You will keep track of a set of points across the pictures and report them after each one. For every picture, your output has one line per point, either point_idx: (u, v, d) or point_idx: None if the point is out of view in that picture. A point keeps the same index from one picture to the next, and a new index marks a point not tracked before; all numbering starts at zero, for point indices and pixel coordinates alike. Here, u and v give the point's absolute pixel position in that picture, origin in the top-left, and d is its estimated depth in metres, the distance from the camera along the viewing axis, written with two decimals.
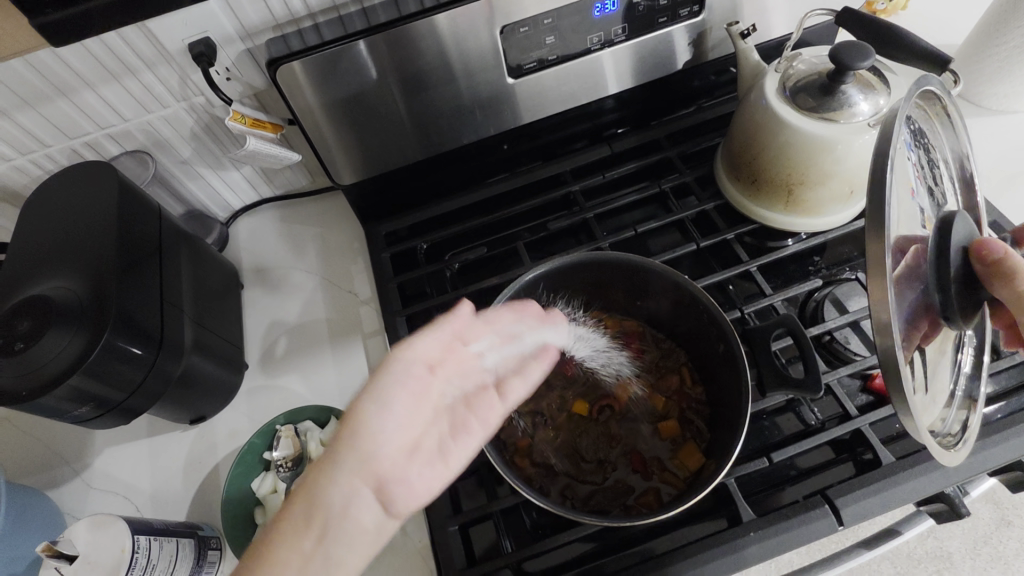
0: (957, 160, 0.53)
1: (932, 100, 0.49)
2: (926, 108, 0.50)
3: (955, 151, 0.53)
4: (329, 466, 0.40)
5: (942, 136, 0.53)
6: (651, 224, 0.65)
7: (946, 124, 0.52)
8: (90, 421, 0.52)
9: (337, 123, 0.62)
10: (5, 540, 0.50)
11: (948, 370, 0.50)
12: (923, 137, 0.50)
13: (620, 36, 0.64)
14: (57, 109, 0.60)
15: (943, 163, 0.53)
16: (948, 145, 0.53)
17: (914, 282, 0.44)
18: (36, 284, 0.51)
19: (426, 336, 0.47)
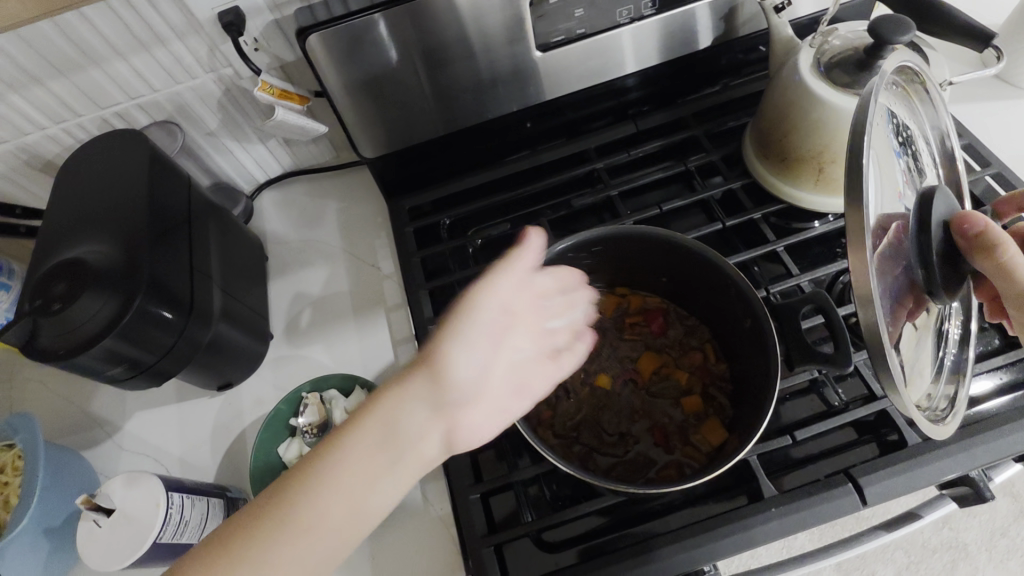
0: (937, 135, 0.52)
1: (900, 81, 0.49)
2: (898, 90, 0.49)
3: (933, 127, 0.52)
4: (401, 397, 0.41)
5: (917, 114, 0.51)
6: (676, 203, 0.64)
7: (918, 102, 0.51)
8: (123, 382, 0.53)
9: (362, 96, 0.61)
10: (54, 493, 0.52)
11: (933, 347, 0.49)
12: (901, 120, 0.49)
13: (649, 10, 0.63)
14: (89, 78, 0.60)
15: (926, 141, 0.51)
16: (926, 123, 0.52)
17: (898, 259, 0.43)
18: (72, 248, 0.52)
19: (507, 279, 0.45)
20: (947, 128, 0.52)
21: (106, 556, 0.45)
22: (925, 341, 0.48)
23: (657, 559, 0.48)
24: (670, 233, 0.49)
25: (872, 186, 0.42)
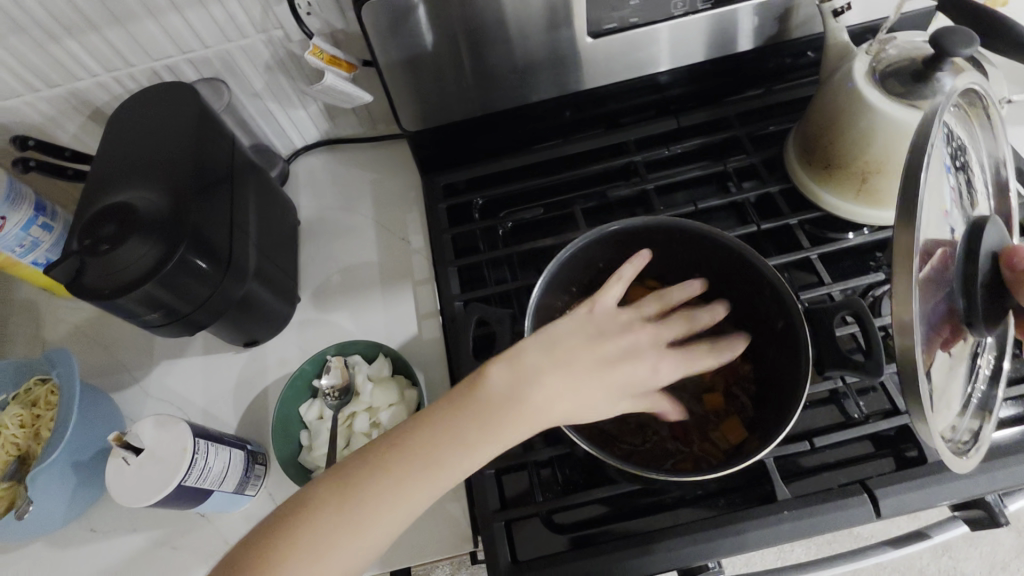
0: (993, 165, 0.52)
1: (964, 103, 0.48)
2: (961, 113, 0.49)
3: (991, 158, 0.52)
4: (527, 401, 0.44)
5: (977, 142, 0.51)
6: (712, 202, 0.64)
7: (980, 129, 0.51)
8: (157, 328, 0.54)
9: (411, 68, 0.62)
10: (88, 428, 0.55)
11: (965, 381, 0.48)
12: (960, 144, 0.49)
13: (704, 4, 0.63)
14: (144, 29, 0.61)
15: (979, 168, 0.51)
16: (985, 153, 0.51)
17: (941, 287, 0.43)
18: (120, 193, 0.53)
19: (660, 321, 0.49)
20: (1003, 161, 0.52)
21: (132, 493, 0.47)
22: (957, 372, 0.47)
23: (665, 548, 0.49)
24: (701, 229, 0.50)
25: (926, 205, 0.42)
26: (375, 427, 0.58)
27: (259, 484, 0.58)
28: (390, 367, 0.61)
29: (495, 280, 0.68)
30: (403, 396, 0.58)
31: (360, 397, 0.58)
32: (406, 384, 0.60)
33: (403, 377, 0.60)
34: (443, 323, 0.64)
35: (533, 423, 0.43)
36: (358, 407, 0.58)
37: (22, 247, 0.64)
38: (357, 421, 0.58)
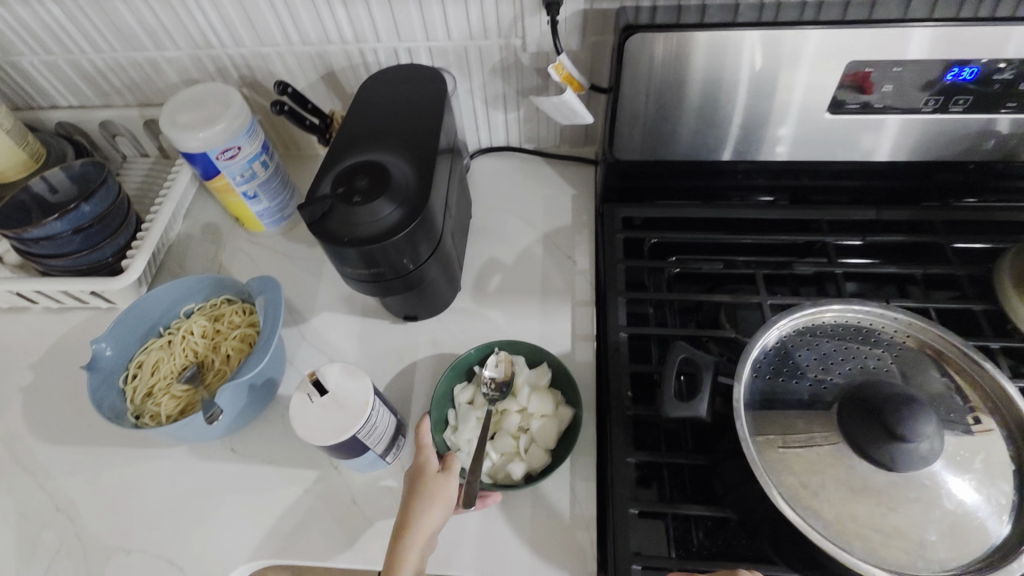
0: (908, 338, 0.48)
1: (792, 342, 0.48)
2: (812, 345, 0.48)
3: (905, 349, 0.48)
4: (431, 504, 0.50)
5: (873, 345, 0.48)
6: (908, 303, 0.61)
7: (864, 326, 0.49)
8: (358, 282, 0.57)
9: (647, 104, 0.64)
10: (273, 359, 0.60)
11: (990, 497, 0.40)
12: (830, 367, 0.46)
13: (955, 107, 0.61)
14: (407, 13, 0.66)
15: (846, 382, 0.45)
16: (886, 337, 0.49)
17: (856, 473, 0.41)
18: (368, 153, 0.56)
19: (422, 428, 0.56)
20: (924, 320, 0.48)
21: (313, 428, 0.50)
22: (977, 498, 0.40)
23: None
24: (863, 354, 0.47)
25: (787, 365, 0.47)
26: (523, 433, 0.60)
27: (398, 454, 0.60)
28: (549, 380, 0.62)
29: (657, 321, 0.66)
30: (556, 412, 0.60)
31: (517, 398, 0.60)
32: (562, 403, 0.61)
33: (559, 394, 0.61)
34: (601, 348, 0.64)
35: (432, 517, 0.49)
36: (512, 408, 0.60)
37: (242, 177, 0.70)
38: (509, 421, 0.59)
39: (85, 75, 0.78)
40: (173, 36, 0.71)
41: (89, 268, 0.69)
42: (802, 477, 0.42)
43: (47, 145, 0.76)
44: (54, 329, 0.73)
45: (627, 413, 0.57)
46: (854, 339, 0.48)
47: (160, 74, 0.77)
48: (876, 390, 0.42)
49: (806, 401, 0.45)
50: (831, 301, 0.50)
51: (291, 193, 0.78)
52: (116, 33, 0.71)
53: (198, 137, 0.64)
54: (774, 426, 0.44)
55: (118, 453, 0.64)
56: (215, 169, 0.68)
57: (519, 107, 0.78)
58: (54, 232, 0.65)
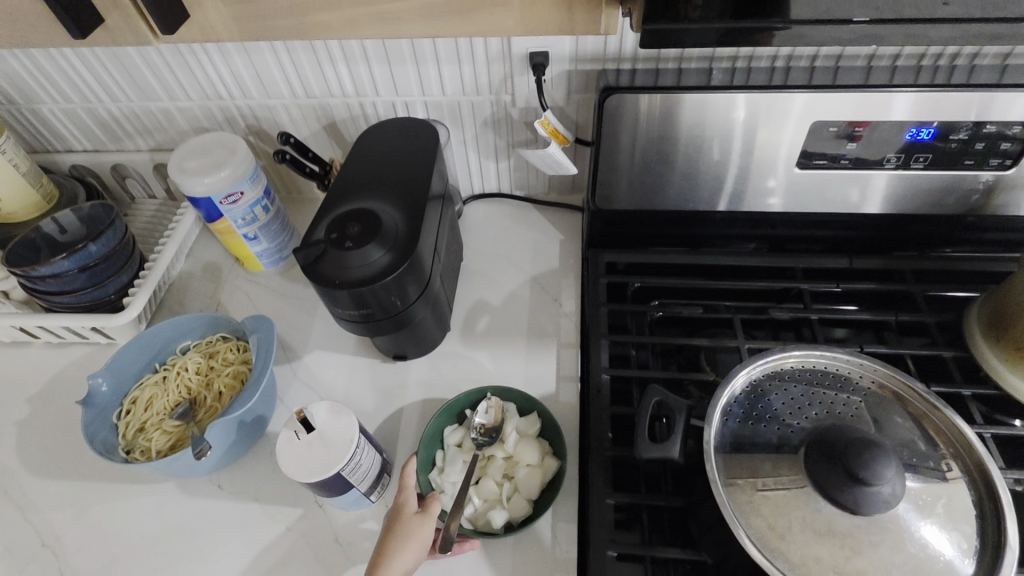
0: (871, 382, 0.50)
1: (762, 386, 0.50)
2: (781, 390, 0.50)
3: (869, 394, 0.50)
4: (406, 545, 0.50)
5: (839, 390, 0.50)
6: (879, 350, 0.63)
7: (830, 371, 0.51)
8: (349, 322, 0.59)
9: (627, 157, 0.68)
10: (263, 397, 0.62)
11: (949, 540, 0.42)
12: (798, 411, 0.48)
13: (917, 164, 0.65)
14: (405, 71, 0.71)
15: (812, 426, 0.47)
16: (852, 382, 0.51)
17: (822, 517, 0.42)
18: (362, 201, 0.60)
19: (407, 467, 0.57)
20: (891, 369, 0.50)
21: (299, 465, 0.51)
22: (937, 543, 0.42)
23: None
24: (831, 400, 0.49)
25: (757, 408, 0.49)
26: (507, 479, 0.60)
27: (382, 492, 0.60)
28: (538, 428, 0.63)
29: (638, 363, 0.68)
30: (542, 461, 0.60)
31: (504, 445, 0.61)
32: (547, 449, 0.61)
33: (546, 442, 0.62)
34: (584, 389, 0.66)
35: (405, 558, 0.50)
36: (499, 453, 0.61)
37: (243, 221, 0.73)
38: (494, 466, 0.61)
39: (101, 123, 0.83)
40: (185, 88, 0.76)
41: (92, 305, 0.71)
42: (770, 519, 0.43)
43: (59, 187, 0.80)
44: (53, 364, 0.75)
45: (607, 454, 0.58)
46: (822, 383, 0.50)
47: (171, 122, 0.81)
48: (839, 435, 0.43)
49: (774, 444, 0.46)
50: (799, 346, 0.52)
51: (290, 235, 0.82)
52: (133, 85, 0.76)
53: (204, 183, 0.68)
54: (743, 468, 0.46)
55: (106, 488, 0.65)
56: (218, 212, 0.71)
57: (509, 157, 0.82)
58: (61, 271, 0.68)
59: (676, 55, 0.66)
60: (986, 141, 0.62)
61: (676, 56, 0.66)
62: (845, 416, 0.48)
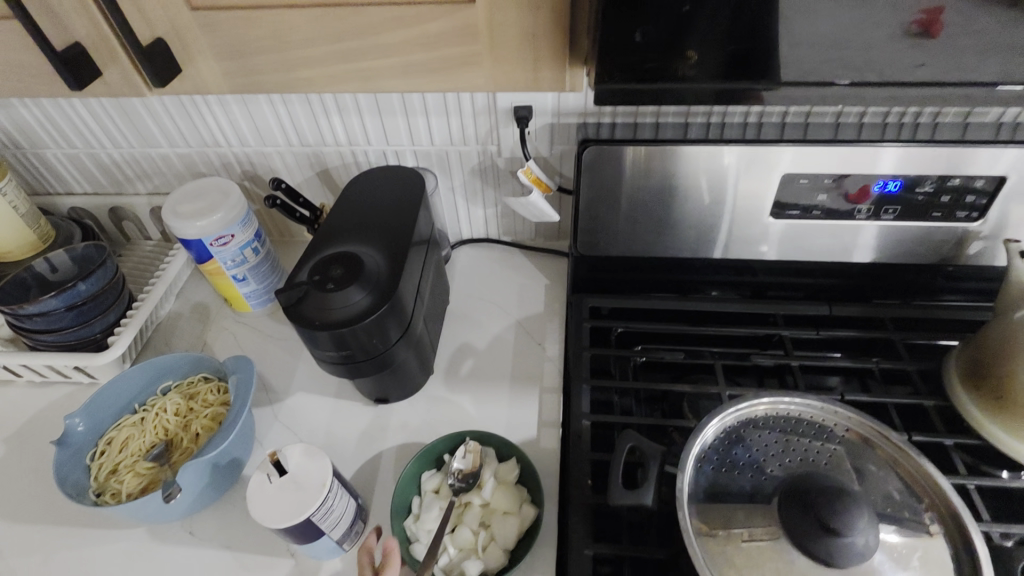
0: (845, 430, 0.50)
1: (735, 433, 0.50)
2: (755, 437, 0.50)
3: (844, 442, 0.50)
4: None
5: (813, 437, 0.50)
6: (860, 398, 0.63)
7: (805, 419, 0.51)
8: (329, 364, 0.60)
9: (606, 205, 0.70)
10: (240, 440, 0.62)
11: None
12: (769, 458, 0.48)
13: (887, 215, 0.67)
14: (395, 122, 0.75)
15: (784, 474, 0.46)
16: (825, 430, 0.51)
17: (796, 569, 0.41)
18: (347, 245, 0.61)
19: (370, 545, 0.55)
20: (866, 419, 0.50)
21: (268, 510, 0.50)
22: None
23: None
24: (805, 448, 0.49)
25: (731, 456, 0.49)
26: (483, 528, 0.59)
27: (356, 541, 0.59)
28: (517, 475, 0.62)
29: (621, 409, 0.67)
30: (519, 509, 0.59)
31: (481, 491, 0.60)
32: (526, 497, 0.60)
33: (524, 490, 0.61)
34: (565, 435, 0.65)
35: None
36: (476, 500, 0.60)
37: (232, 262, 0.75)
38: (470, 513, 0.59)
39: (102, 166, 0.86)
40: (185, 135, 0.79)
41: (77, 343, 0.72)
42: (743, 571, 0.42)
43: (56, 227, 0.82)
44: (32, 403, 0.75)
45: (585, 501, 0.57)
46: (796, 431, 0.50)
47: (170, 168, 0.84)
48: (811, 484, 0.43)
49: (748, 493, 0.46)
50: (774, 393, 0.52)
51: (279, 277, 0.83)
52: (134, 132, 0.80)
53: (195, 226, 0.70)
54: (717, 518, 0.45)
55: (73, 532, 0.63)
56: (208, 254, 0.73)
57: (496, 204, 0.85)
58: (48, 309, 0.68)
59: (653, 110, 0.69)
60: (952, 194, 0.64)
61: (654, 111, 0.69)
62: (818, 465, 0.48)
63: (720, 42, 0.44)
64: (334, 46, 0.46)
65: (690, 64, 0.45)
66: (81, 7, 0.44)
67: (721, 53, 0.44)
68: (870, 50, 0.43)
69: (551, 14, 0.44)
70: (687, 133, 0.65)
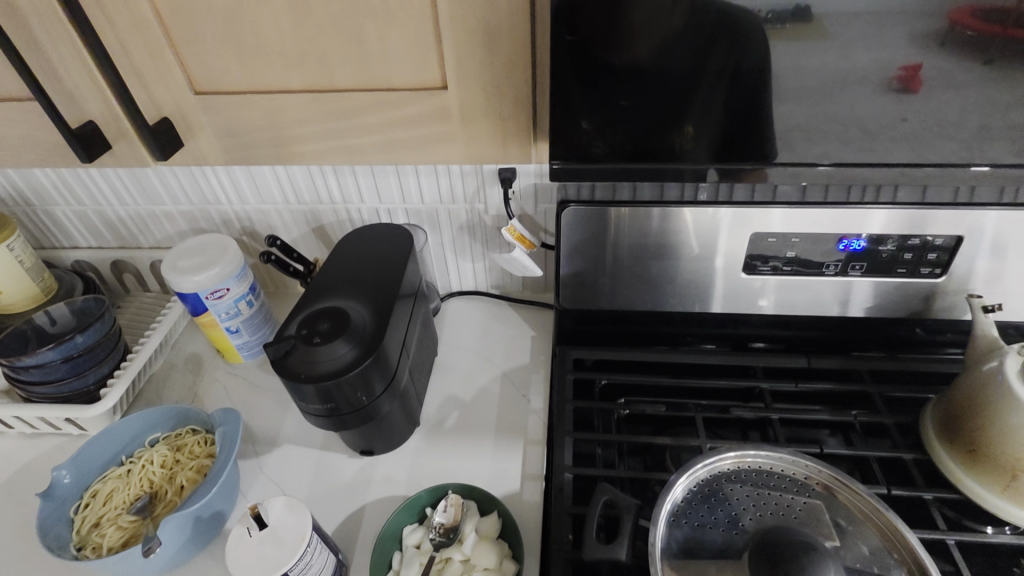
0: (816, 484, 0.51)
1: (708, 488, 0.51)
2: (728, 490, 0.51)
3: (815, 496, 0.51)
4: None
5: (784, 491, 0.51)
6: (839, 451, 0.64)
7: (777, 472, 0.52)
8: (314, 416, 0.61)
9: (587, 259, 0.73)
10: (224, 493, 0.62)
11: None
12: (741, 512, 0.49)
13: (855, 271, 0.69)
14: (387, 182, 0.79)
15: (757, 529, 0.47)
16: (797, 483, 0.52)
17: None
18: (335, 299, 0.64)
19: None
20: (831, 469, 0.52)
21: (247, 565, 0.50)
22: None
23: None
24: (778, 502, 0.50)
25: (705, 509, 0.49)
26: None
27: None
28: (498, 529, 0.62)
29: (604, 462, 0.68)
30: (500, 565, 0.59)
31: (462, 546, 0.60)
32: (507, 552, 0.60)
33: (505, 544, 0.61)
34: (548, 488, 0.65)
35: None
36: (456, 555, 0.60)
37: (226, 314, 0.77)
38: (450, 569, 0.59)
39: (107, 222, 0.89)
40: (188, 194, 0.84)
41: (70, 395, 0.73)
42: None
43: (59, 280, 0.85)
44: (21, 456, 0.75)
45: (566, 558, 0.56)
46: (769, 485, 0.51)
47: (172, 224, 0.88)
48: (780, 539, 0.44)
49: (719, 547, 0.47)
50: (746, 447, 0.53)
51: (272, 329, 0.85)
52: (141, 190, 0.84)
53: (193, 280, 0.73)
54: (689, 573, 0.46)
55: None
56: (203, 306, 0.75)
57: (484, 259, 0.88)
58: (45, 360, 0.70)
59: None
60: (914, 251, 0.67)
61: None
62: (790, 518, 0.48)
63: (718, 116, 0.53)
64: (321, 125, 0.54)
65: (688, 138, 0.54)
66: (95, 88, 0.51)
67: (715, 133, 0.53)
68: (858, 110, 0.51)
69: (507, 100, 0.52)
70: (663, 192, 0.67)
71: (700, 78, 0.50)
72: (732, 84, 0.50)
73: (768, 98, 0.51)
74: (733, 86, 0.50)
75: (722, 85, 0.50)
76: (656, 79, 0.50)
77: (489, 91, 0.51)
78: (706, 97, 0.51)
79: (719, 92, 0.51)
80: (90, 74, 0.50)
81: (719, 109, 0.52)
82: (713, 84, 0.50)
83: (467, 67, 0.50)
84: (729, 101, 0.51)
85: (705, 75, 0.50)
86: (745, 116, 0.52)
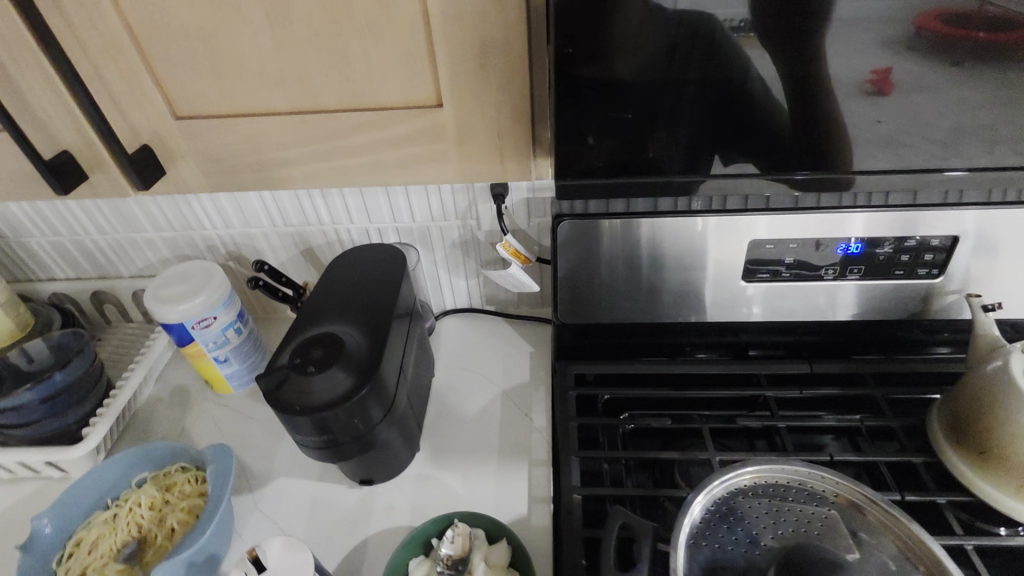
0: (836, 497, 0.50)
1: (725, 506, 0.49)
2: (746, 508, 0.49)
3: (835, 509, 0.49)
4: None
5: (802, 505, 0.50)
6: (849, 458, 0.63)
7: (794, 485, 0.51)
8: (311, 448, 0.59)
9: (584, 272, 0.71)
10: (217, 535, 0.59)
11: None
12: (760, 531, 0.47)
13: (853, 274, 0.69)
14: (377, 201, 0.77)
15: (778, 550, 0.46)
16: (815, 496, 0.50)
17: None
18: (328, 324, 0.62)
19: None
20: (849, 480, 0.50)
21: None
22: None
23: None
24: (797, 518, 0.48)
25: (723, 531, 0.48)
26: None
27: None
28: (509, 557, 0.59)
29: (612, 479, 0.66)
30: None
31: None
32: None
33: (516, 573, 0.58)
34: (556, 511, 0.63)
35: None
36: None
37: (214, 344, 0.74)
38: None
39: (85, 252, 0.86)
40: (170, 220, 0.81)
41: (50, 437, 0.69)
42: None
43: (36, 314, 0.81)
44: None
45: None
46: (787, 501, 0.50)
47: (153, 251, 0.85)
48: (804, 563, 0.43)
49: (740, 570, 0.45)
50: (762, 462, 0.52)
51: (261, 356, 0.82)
52: (120, 218, 0.81)
53: (177, 310, 0.70)
54: None
55: None
56: (189, 337, 0.72)
57: (478, 275, 0.86)
58: (23, 402, 0.67)
59: None
60: (911, 253, 0.67)
61: None
62: (812, 535, 0.47)
63: (691, 125, 0.52)
64: (310, 147, 0.52)
65: (658, 146, 0.53)
66: (68, 115, 0.49)
67: (689, 139, 0.53)
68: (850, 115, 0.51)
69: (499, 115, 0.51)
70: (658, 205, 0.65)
71: (685, 88, 0.49)
72: (721, 91, 0.49)
73: (752, 105, 0.50)
74: (721, 94, 0.49)
75: (700, 93, 0.50)
76: (641, 90, 0.49)
77: (480, 107, 0.50)
78: (682, 106, 0.50)
79: (699, 106, 0.50)
80: (62, 101, 0.48)
81: (692, 117, 0.51)
82: (699, 91, 0.49)
83: (459, 84, 0.48)
84: (705, 109, 0.50)
85: (691, 83, 0.49)
86: (721, 123, 0.51)
